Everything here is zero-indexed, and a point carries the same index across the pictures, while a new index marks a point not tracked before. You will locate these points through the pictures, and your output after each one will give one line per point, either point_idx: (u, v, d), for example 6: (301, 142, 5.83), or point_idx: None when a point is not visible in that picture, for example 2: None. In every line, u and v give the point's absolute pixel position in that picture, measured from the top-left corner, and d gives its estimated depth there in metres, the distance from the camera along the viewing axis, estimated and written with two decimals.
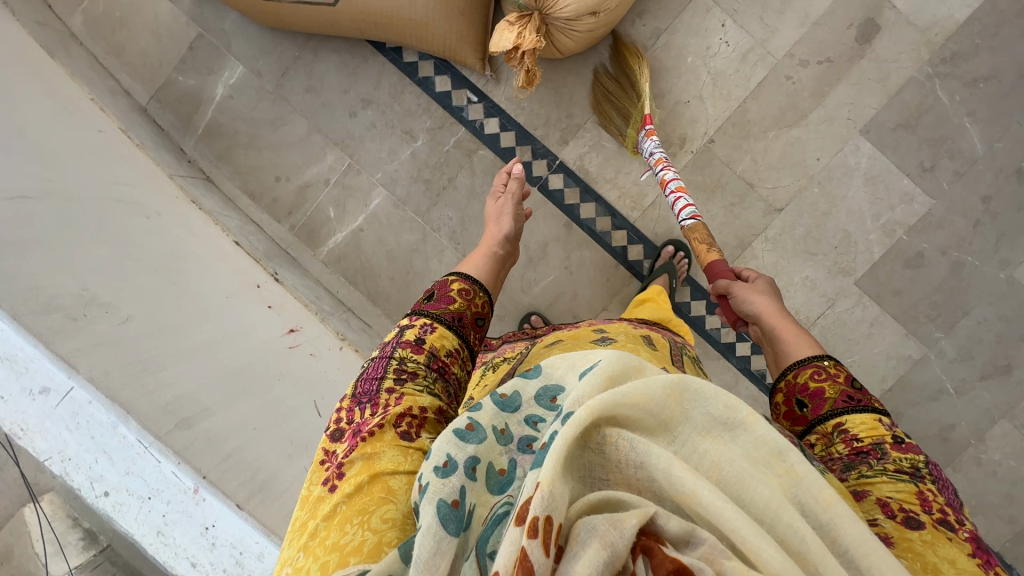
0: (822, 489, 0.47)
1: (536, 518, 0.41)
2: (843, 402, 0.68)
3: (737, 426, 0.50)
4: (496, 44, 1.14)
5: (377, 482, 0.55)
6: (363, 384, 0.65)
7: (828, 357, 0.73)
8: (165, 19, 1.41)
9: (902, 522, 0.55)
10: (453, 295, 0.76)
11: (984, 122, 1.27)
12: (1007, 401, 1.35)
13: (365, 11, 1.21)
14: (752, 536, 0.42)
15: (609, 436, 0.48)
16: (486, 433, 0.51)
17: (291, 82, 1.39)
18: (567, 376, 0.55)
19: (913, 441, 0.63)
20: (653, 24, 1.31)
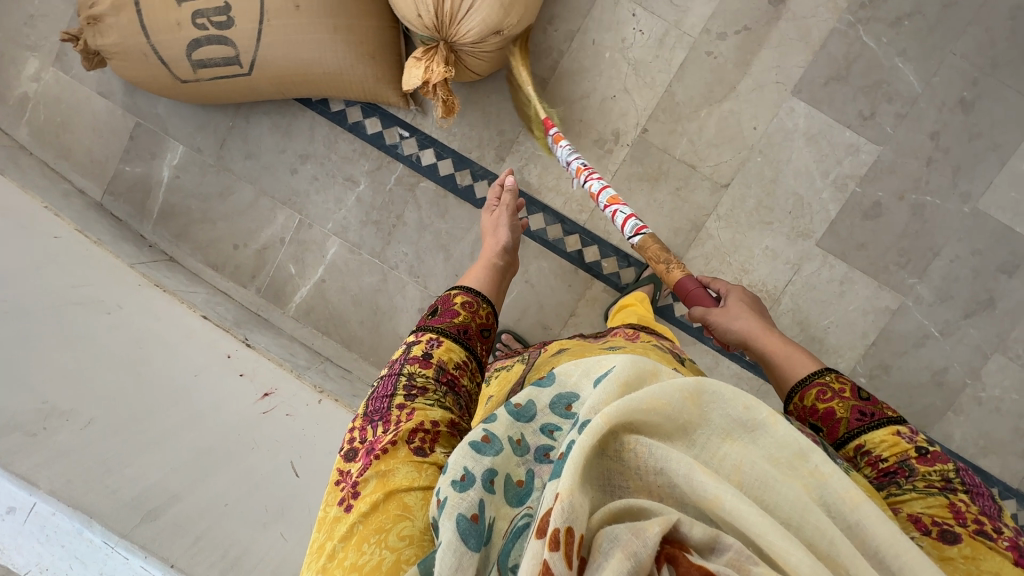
0: (848, 489, 0.52)
1: (558, 531, 0.45)
2: (857, 421, 0.71)
3: (758, 428, 0.55)
4: (408, 82, 1.17)
5: (394, 499, 0.59)
6: (374, 402, 0.70)
7: (828, 371, 0.78)
8: (103, 115, 1.45)
9: (938, 537, 0.57)
10: (457, 308, 0.83)
11: (916, 59, 1.24)
12: (997, 335, 1.31)
13: (282, 73, 1.24)
14: (780, 540, 0.46)
15: (628, 442, 0.52)
16: (501, 445, 0.58)
17: (231, 152, 1.43)
18: (580, 384, 0.63)
19: (937, 450, 0.65)
20: (564, 27, 1.31)
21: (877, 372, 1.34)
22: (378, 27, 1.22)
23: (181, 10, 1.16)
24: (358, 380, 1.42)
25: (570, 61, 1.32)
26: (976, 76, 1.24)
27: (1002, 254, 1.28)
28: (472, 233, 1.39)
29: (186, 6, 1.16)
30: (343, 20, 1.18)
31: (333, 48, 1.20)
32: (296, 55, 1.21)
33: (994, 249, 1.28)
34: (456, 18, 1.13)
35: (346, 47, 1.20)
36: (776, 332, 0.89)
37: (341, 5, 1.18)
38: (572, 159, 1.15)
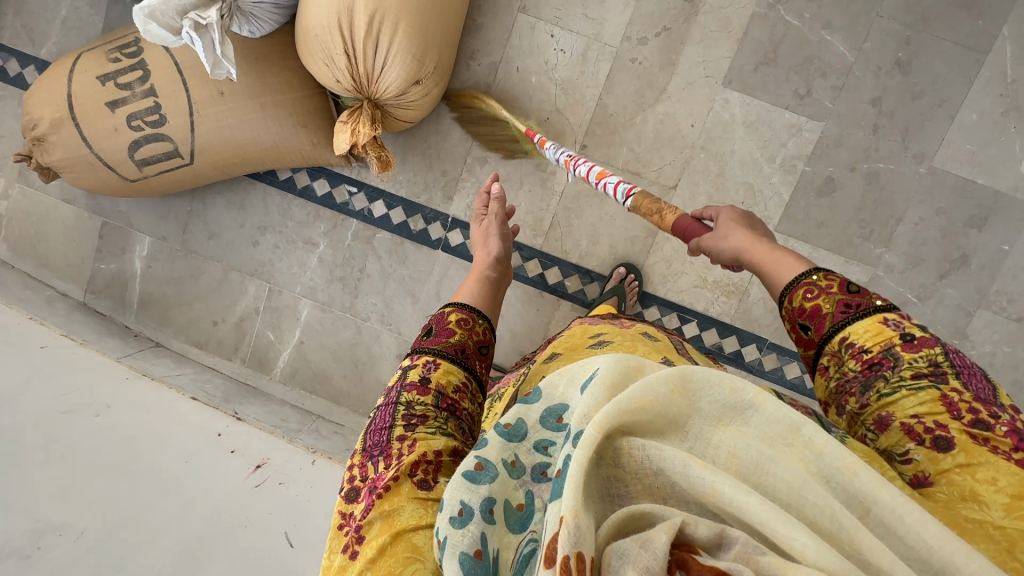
0: (844, 458, 0.46)
1: (565, 558, 0.40)
2: (842, 313, 0.61)
3: (748, 409, 0.48)
4: (340, 146, 1.20)
5: (401, 540, 0.54)
6: (372, 436, 0.63)
7: (816, 270, 0.66)
8: (71, 220, 1.52)
9: (933, 447, 0.52)
10: (452, 326, 0.73)
11: (843, 29, 1.22)
12: (978, 290, 1.27)
13: (222, 154, 1.27)
14: (784, 526, 0.41)
15: (624, 446, 0.46)
16: (496, 470, 0.50)
17: (194, 234, 1.49)
18: (568, 392, 0.54)
19: (926, 333, 0.57)
20: (487, 59, 1.32)
21: None
22: (306, 96, 1.24)
23: (115, 115, 1.21)
24: (351, 432, 1.46)
25: (498, 91, 1.33)
26: (908, 35, 1.21)
27: (968, 208, 1.25)
28: (435, 274, 1.41)
29: (120, 111, 1.20)
30: (268, 98, 1.21)
31: (265, 124, 1.23)
32: (230, 136, 1.24)
33: (958, 205, 1.25)
34: (375, 75, 1.13)
35: (276, 121, 1.23)
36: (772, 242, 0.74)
37: (263, 83, 1.20)
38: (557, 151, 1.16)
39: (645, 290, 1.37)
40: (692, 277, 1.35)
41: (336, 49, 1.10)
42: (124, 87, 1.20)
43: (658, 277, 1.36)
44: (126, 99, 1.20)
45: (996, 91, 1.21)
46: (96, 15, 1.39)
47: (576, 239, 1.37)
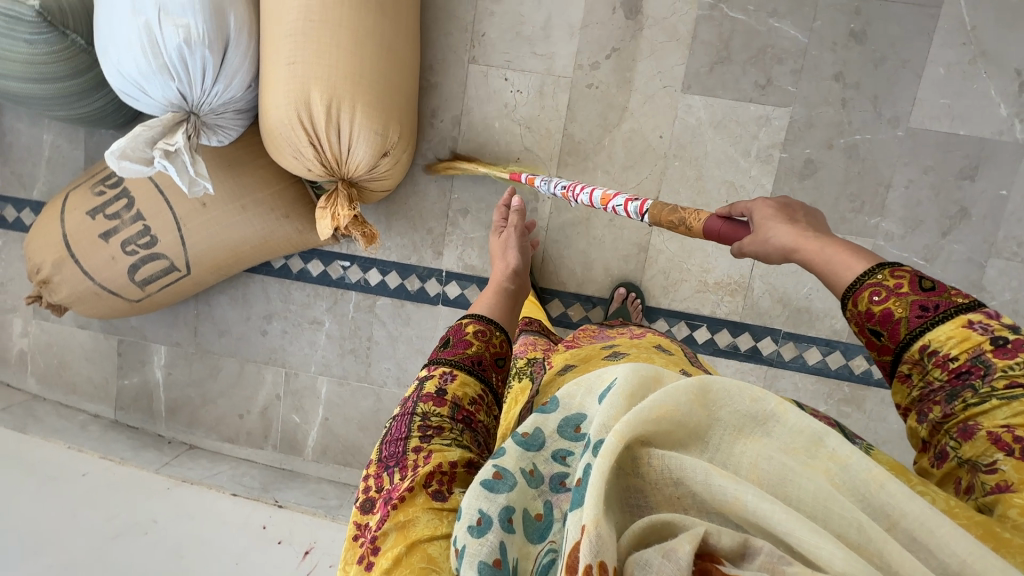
0: (871, 469, 0.43)
1: (588, 566, 0.38)
2: (920, 318, 0.52)
3: (769, 419, 0.47)
4: (324, 232, 1.23)
5: (416, 551, 0.51)
6: (387, 447, 0.60)
7: (880, 265, 0.56)
8: (90, 344, 1.58)
9: (1023, 458, 0.46)
10: (469, 337, 0.69)
11: (789, 13, 1.21)
12: (985, 241, 1.24)
13: (215, 259, 1.31)
14: (809, 535, 0.39)
15: (644, 456, 0.45)
16: (515, 479, 0.49)
17: (205, 335, 1.53)
18: (586, 401, 0.52)
19: (1022, 336, 0.49)
20: (449, 114, 1.34)
21: None
22: (282, 188, 1.27)
23: (110, 244, 1.26)
24: None
25: (465, 142, 1.35)
26: (857, 5, 1.19)
27: (956, 161, 1.22)
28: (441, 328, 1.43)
29: (113, 240, 1.26)
30: (248, 199, 1.25)
31: (249, 223, 1.27)
32: (219, 241, 1.28)
33: (945, 161, 1.23)
34: (343, 156, 1.16)
35: (259, 218, 1.27)
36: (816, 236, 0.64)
37: (241, 187, 1.25)
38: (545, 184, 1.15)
39: (648, 305, 1.36)
40: (693, 283, 1.34)
41: (301, 142, 1.12)
42: (113, 217, 1.25)
43: (659, 290, 1.35)
44: (117, 228, 1.25)
45: (958, 41, 1.19)
46: (76, 149, 1.45)
47: (570, 269, 1.37)
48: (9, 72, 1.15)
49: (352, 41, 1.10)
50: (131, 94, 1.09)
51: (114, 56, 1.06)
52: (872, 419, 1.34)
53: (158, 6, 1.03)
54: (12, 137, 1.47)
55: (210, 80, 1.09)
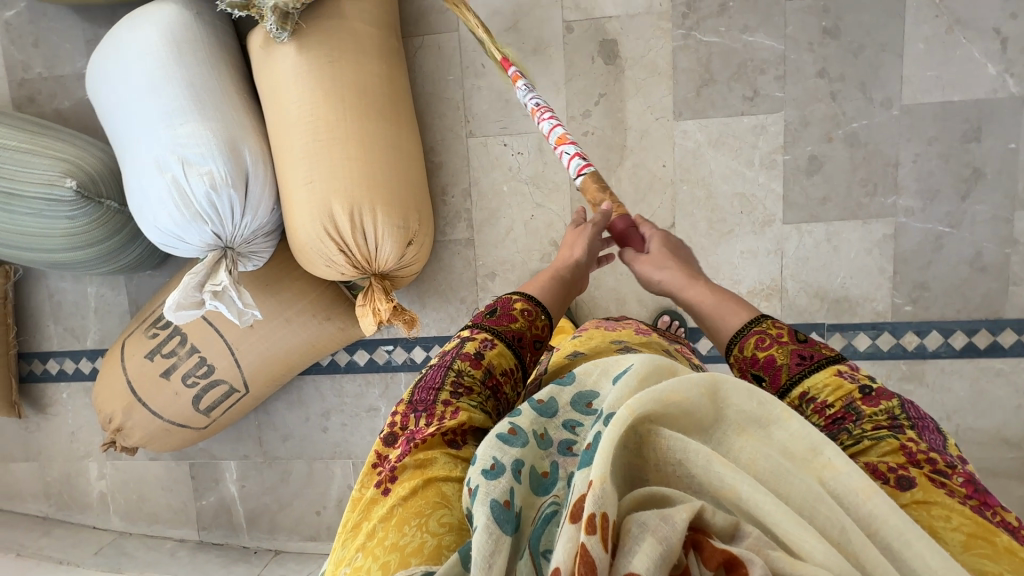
0: (860, 481, 0.48)
1: (593, 515, 0.43)
2: (799, 365, 0.62)
3: (772, 424, 0.51)
4: (368, 327, 1.28)
5: (432, 486, 0.55)
6: (419, 391, 0.64)
7: (763, 316, 0.67)
8: (163, 473, 1.64)
9: (896, 486, 0.52)
10: (516, 312, 0.71)
11: (760, 25, 1.25)
12: (1007, 196, 1.25)
13: (269, 372, 1.36)
14: (793, 528, 0.44)
15: (653, 434, 0.49)
16: (528, 437, 0.55)
17: (270, 441, 1.57)
18: (600, 381, 0.60)
19: (880, 385, 0.59)
20: (458, 188, 1.40)
21: (919, 293, 1.31)
22: (321, 292, 1.33)
23: (172, 381, 1.32)
24: None
25: (478, 211, 1.40)
26: (824, 4, 1.23)
27: (957, 126, 1.24)
28: None
29: (174, 376, 1.32)
30: (290, 311, 1.31)
31: (294, 334, 1.32)
32: (270, 356, 1.34)
33: (947, 128, 1.24)
34: (372, 255, 1.20)
35: (304, 326, 1.32)
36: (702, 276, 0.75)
37: (282, 302, 1.31)
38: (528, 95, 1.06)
39: (689, 326, 1.38)
40: None
41: (332, 251, 1.18)
42: (170, 355, 1.32)
43: None
44: (175, 365, 1.32)
45: (930, 15, 1.21)
46: (119, 294, 1.54)
47: (604, 308, 1.41)
48: (53, 246, 1.24)
49: (361, 149, 1.17)
50: (170, 244, 1.16)
51: (149, 214, 1.13)
52: (936, 391, 1.34)
53: (182, 160, 1.11)
54: (59, 296, 1.57)
55: (239, 214, 1.16)
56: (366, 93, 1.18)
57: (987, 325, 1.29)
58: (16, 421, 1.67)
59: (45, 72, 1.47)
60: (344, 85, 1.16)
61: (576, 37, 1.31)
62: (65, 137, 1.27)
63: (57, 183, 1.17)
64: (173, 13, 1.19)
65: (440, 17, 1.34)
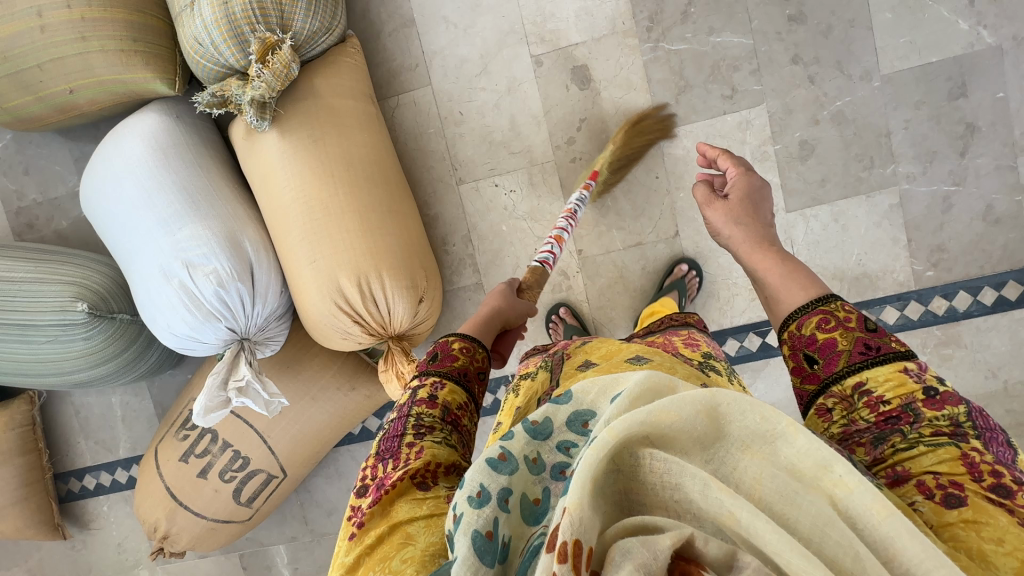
0: (875, 501, 0.42)
1: (565, 543, 0.39)
2: (862, 355, 0.62)
3: (778, 440, 0.45)
4: (395, 393, 1.26)
5: (398, 531, 0.57)
6: (384, 442, 0.67)
7: (835, 297, 0.67)
8: (215, 569, 1.62)
9: (941, 502, 0.50)
10: (456, 352, 0.78)
11: (726, 25, 1.26)
12: (1006, 144, 1.23)
13: (303, 452, 1.35)
14: (796, 558, 0.38)
15: (645, 457, 0.45)
16: (518, 463, 0.52)
17: (314, 519, 1.55)
18: (599, 401, 0.54)
19: (949, 390, 0.57)
20: (457, 235, 1.40)
21: (938, 256, 1.28)
22: (343, 362, 1.32)
23: (209, 479, 1.32)
24: None
25: (481, 254, 1.39)
26: None
27: (941, 86, 1.23)
28: None
29: (210, 474, 1.31)
30: (315, 389, 1.30)
31: (322, 410, 1.32)
32: (302, 436, 1.33)
33: (931, 90, 1.23)
34: (386, 319, 1.20)
35: (331, 401, 1.32)
36: (772, 244, 0.78)
37: (306, 381, 1.30)
38: (578, 201, 1.17)
39: (713, 330, 1.36)
40: (746, 295, 1.33)
41: (347, 324, 1.18)
42: (204, 454, 1.31)
43: (716, 312, 1.35)
44: (210, 463, 1.31)
45: None
46: (144, 399, 1.55)
47: (623, 327, 1.40)
48: (71, 368, 1.24)
49: (358, 220, 1.17)
50: (188, 346, 1.16)
51: (162, 321, 1.14)
52: (977, 350, 1.30)
53: (186, 264, 1.12)
54: (86, 411, 1.57)
55: (249, 306, 1.16)
56: (353, 163, 1.18)
57: (1014, 276, 1.27)
58: (62, 543, 1.66)
59: (39, 197, 1.50)
60: (331, 160, 1.17)
61: (548, 69, 1.32)
62: (67, 260, 1.29)
63: (69, 308, 1.19)
64: (157, 123, 1.21)
65: (411, 74, 1.36)
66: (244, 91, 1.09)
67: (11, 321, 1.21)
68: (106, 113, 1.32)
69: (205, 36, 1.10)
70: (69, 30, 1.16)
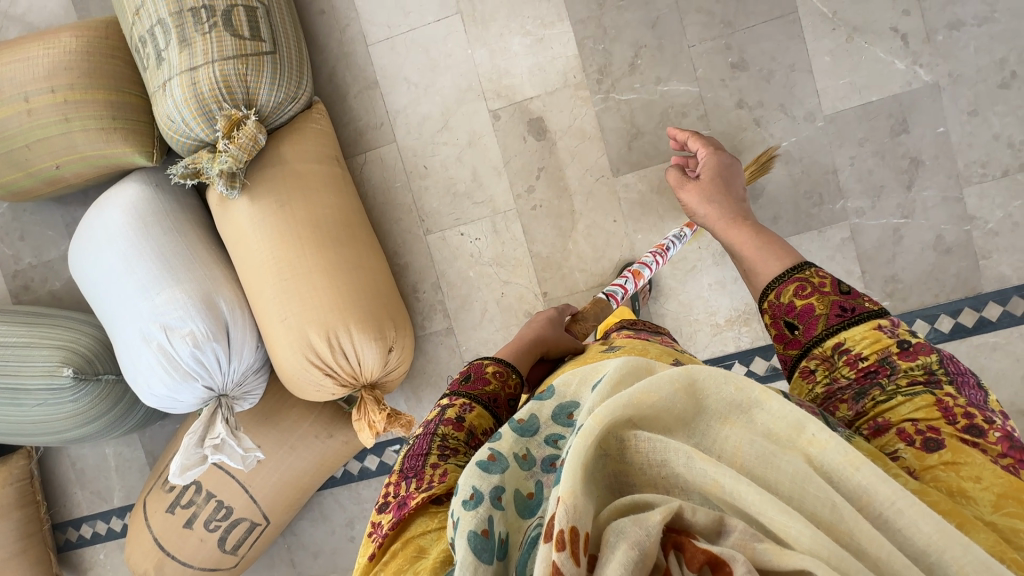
0: (848, 453, 0.42)
1: (561, 531, 0.39)
2: (838, 317, 0.63)
3: (754, 407, 0.45)
4: (368, 440, 1.32)
5: (410, 544, 0.57)
6: (409, 460, 0.65)
7: (809, 265, 0.69)
8: None
9: (922, 447, 0.52)
10: (489, 376, 0.75)
11: (672, 74, 1.32)
12: (950, 176, 1.27)
13: (284, 499, 1.40)
14: (779, 515, 0.39)
15: (630, 438, 0.44)
16: (508, 461, 0.53)
17: (301, 561, 1.59)
18: (580, 391, 0.56)
19: (921, 341, 0.59)
20: (427, 282, 1.45)
21: (892, 286, 1.31)
22: (319, 412, 1.37)
23: (195, 529, 1.36)
24: None
25: (450, 299, 1.44)
26: (726, 42, 1.29)
27: (883, 123, 1.27)
28: None
29: (196, 524, 1.36)
30: (292, 438, 1.35)
31: (301, 458, 1.36)
32: (282, 483, 1.37)
33: (874, 127, 1.28)
34: (357, 369, 1.25)
35: (309, 449, 1.36)
36: (745, 219, 0.86)
37: (283, 431, 1.35)
38: (675, 239, 1.21)
39: None
40: (708, 330, 1.37)
41: (319, 377, 1.23)
42: (189, 505, 1.36)
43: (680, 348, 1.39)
44: (196, 513, 1.36)
45: (828, 28, 1.27)
46: (136, 449, 1.61)
47: None
48: (61, 427, 1.30)
49: (325, 279, 1.23)
50: (167, 404, 1.23)
51: (143, 382, 1.20)
52: None
53: (164, 327, 1.19)
54: (81, 463, 1.64)
55: (225, 364, 1.22)
56: (318, 227, 1.24)
57: (969, 303, 1.29)
58: None
59: (35, 260, 1.58)
60: (298, 224, 1.23)
61: (505, 122, 1.38)
62: (57, 322, 1.36)
63: (56, 373, 1.25)
64: (135, 192, 1.29)
65: (377, 131, 1.43)
66: (213, 165, 1.17)
67: (4, 386, 1.28)
68: (92, 183, 1.40)
69: (176, 114, 1.18)
70: (54, 112, 1.25)
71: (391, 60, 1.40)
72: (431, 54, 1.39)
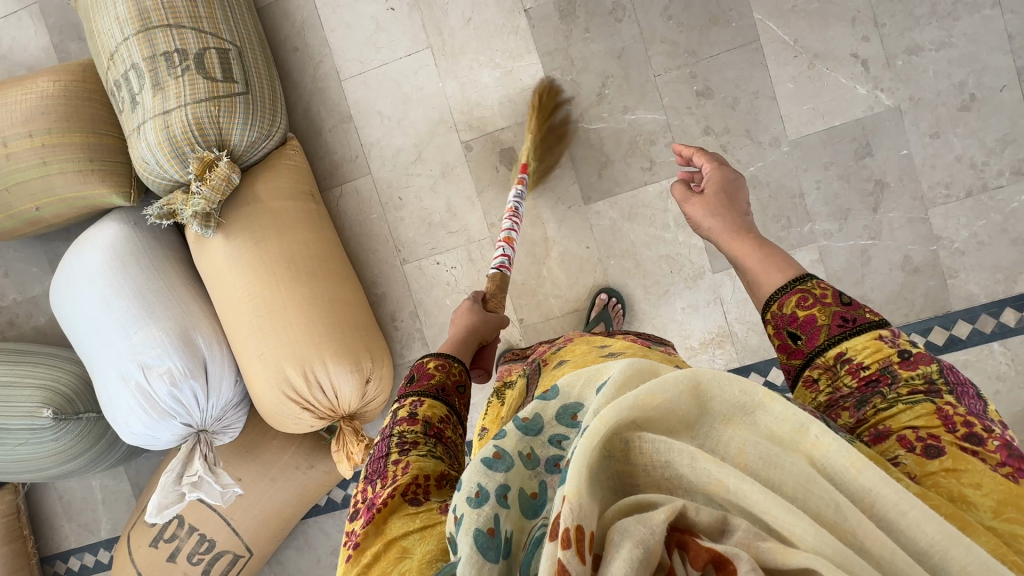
0: (850, 456, 0.41)
1: (567, 529, 0.37)
2: (840, 328, 0.60)
3: (758, 410, 0.43)
4: (347, 471, 1.33)
5: (393, 546, 0.55)
6: (372, 465, 0.66)
7: (811, 277, 0.65)
8: None
9: (922, 454, 0.50)
10: (432, 370, 0.77)
11: (638, 104, 1.34)
12: (915, 198, 1.28)
13: (266, 530, 1.41)
14: (785, 514, 0.37)
15: (636, 440, 0.43)
16: (513, 460, 0.48)
17: None
18: (585, 393, 0.49)
19: (921, 350, 0.57)
20: (405, 311, 1.47)
21: None
22: (298, 444, 1.39)
23: (178, 562, 1.37)
24: None
25: (428, 328, 1.46)
26: (691, 71, 1.32)
27: (847, 147, 1.29)
28: None
29: (180, 558, 1.37)
30: (274, 470, 1.37)
31: (282, 489, 1.38)
32: (265, 514, 1.39)
33: (838, 151, 1.30)
34: (335, 402, 1.27)
35: (290, 480, 1.38)
36: (749, 231, 0.79)
37: (264, 464, 1.36)
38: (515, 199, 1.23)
39: None
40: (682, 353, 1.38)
41: (297, 411, 1.25)
42: (172, 539, 1.37)
43: None
44: (179, 547, 1.37)
45: (790, 56, 1.29)
46: (121, 481, 1.63)
47: None
48: (45, 465, 1.32)
49: (299, 314, 1.25)
50: (146, 441, 1.24)
51: (122, 421, 1.22)
52: None
53: (142, 366, 1.20)
54: (68, 496, 1.65)
55: (204, 400, 1.24)
56: (295, 261, 1.27)
57: (939, 322, 1.31)
58: None
59: (19, 296, 1.60)
60: (273, 259, 1.25)
61: (477, 153, 1.40)
62: (37, 359, 1.37)
63: (37, 414, 1.28)
64: (113, 231, 1.31)
65: (352, 164, 1.45)
66: (186, 208, 1.19)
67: None
68: (73, 221, 1.43)
69: (150, 157, 1.20)
70: (32, 156, 1.28)
71: (364, 95, 1.43)
72: (403, 88, 1.41)
